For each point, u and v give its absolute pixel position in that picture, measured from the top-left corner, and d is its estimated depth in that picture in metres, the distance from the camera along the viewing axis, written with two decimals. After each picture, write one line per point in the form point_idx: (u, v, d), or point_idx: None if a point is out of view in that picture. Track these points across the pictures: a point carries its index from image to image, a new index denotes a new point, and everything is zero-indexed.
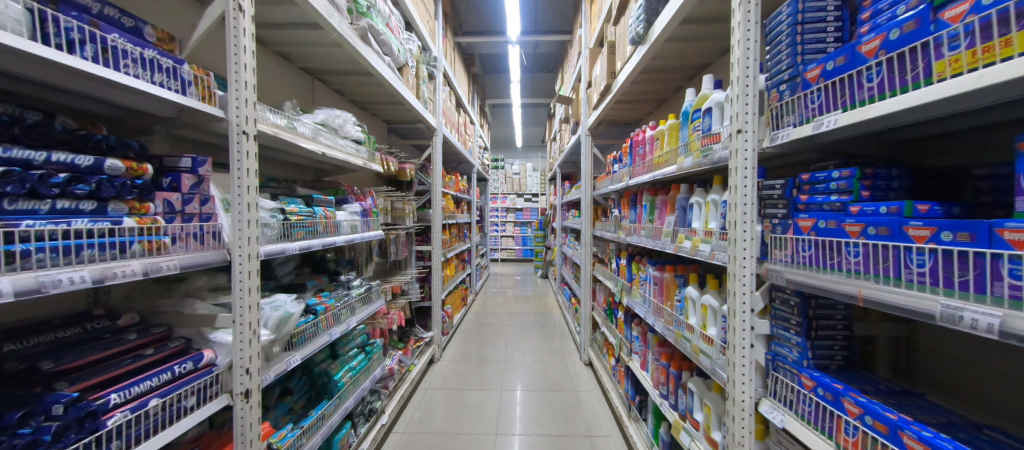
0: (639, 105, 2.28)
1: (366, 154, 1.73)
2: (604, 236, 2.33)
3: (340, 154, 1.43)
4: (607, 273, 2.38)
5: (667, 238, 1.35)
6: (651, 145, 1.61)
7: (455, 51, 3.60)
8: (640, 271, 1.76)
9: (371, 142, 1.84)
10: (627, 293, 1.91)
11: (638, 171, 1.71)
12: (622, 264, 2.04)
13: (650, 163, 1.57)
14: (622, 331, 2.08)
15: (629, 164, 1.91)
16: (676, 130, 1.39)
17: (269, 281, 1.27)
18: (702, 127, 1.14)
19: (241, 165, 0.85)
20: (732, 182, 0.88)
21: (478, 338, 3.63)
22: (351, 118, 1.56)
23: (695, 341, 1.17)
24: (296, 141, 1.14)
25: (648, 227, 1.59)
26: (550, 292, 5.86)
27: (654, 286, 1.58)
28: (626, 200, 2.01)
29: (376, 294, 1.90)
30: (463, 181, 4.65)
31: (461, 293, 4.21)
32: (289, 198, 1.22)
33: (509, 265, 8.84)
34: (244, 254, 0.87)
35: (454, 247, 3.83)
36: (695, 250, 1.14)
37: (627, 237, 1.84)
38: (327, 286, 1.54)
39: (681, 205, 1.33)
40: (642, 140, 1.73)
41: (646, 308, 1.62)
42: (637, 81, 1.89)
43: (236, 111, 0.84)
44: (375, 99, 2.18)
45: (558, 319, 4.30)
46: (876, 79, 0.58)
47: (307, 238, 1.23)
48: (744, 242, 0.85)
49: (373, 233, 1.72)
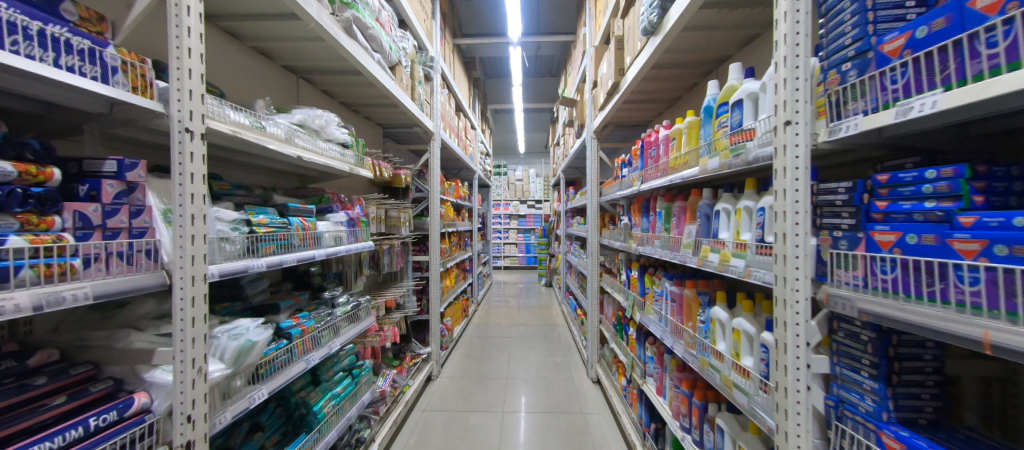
0: (648, 105, 2.14)
1: (354, 159, 1.59)
2: (612, 245, 2.17)
3: (321, 158, 1.29)
4: (616, 285, 2.21)
5: (687, 250, 1.19)
6: (666, 147, 1.45)
7: (455, 53, 3.50)
8: (655, 286, 1.58)
9: (360, 145, 1.71)
10: (640, 309, 1.73)
11: (651, 175, 1.56)
12: (633, 277, 1.87)
13: (664, 166, 1.41)
14: (633, 350, 1.90)
15: (639, 167, 1.75)
16: (696, 128, 1.24)
17: (236, 302, 1.13)
18: (731, 123, 0.99)
19: (183, 169, 0.71)
20: (779, 185, 0.72)
21: (479, 352, 3.46)
22: (334, 118, 1.42)
23: (726, 373, 1.00)
24: (266, 143, 1.00)
25: (662, 238, 1.43)
26: (555, 302, 5.68)
27: (671, 304, 1.40)
28: (636, 207, 1.85)
29: (365, 311, 1.75)
30: (464, 188, 4.52)
31: (461, 305, 4.00)
32: (258, 208, 1.09)
33: (512, 273, 8.67)
34: (188, 276, 0.72)
35: (454, 256, 3.68)
36: (725, 266, 0.97)
37: (638, 247, 1.68)
38: (307, 305, 1.39)
39: (703, 213, 1.17)
40: (654, 142, 1.58)
41: (663, 327, 1.44)
42: (647, 79, 1.75)
43: (177, 104, 0.70)
44: (367, 101, 2.07)
45: (563, 331, 4.11)
46: (1002, 43, 0.41)
47: (280, 253, 1.09)
48: (796, 259, 0.69)
49: (360, 245, 1.58)
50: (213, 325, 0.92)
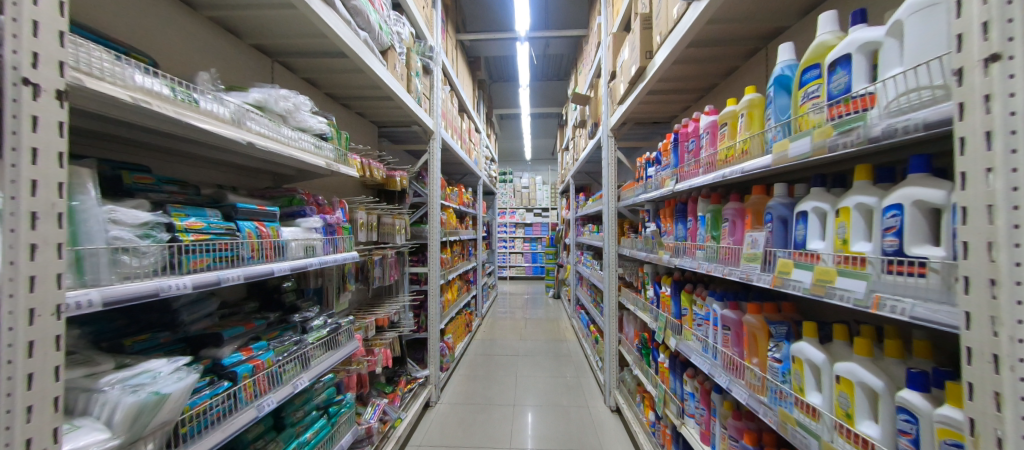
0: (674, 97, 1.89)
1: (334, 153, 1.37)
2: (635, 254, 1.91)
3: (284, 148, 1.06)
4: (639, 303, 1.91)
5: (753, 265, 0.90)
6: (709, 136, 1.18)
7: (458, 50, 3.30)
8: (698, 305, 1.29)
9: (343, 139, 1.48)
10: (676, 332, 1.43)
11: (689, 172, 1.29)
12: (664, 294, 1.57)
13: (712, 159, 1.13)
14: (664, 380, 1.58)
15: (671, 164, 1.48)
16: (759, 107, 0.95)
17: (163, 332, 0.88)
18: (827, 91, 0.71)
19: (17, 141, 0.45)
20: (961, 163, 0.43)
21: (482, 373, 3.15)
22: (305, 102, 1.20)
23: (827, 439, 0.68)
24: (197, 121, 0.77)
25: (708, 248, 1.15)
26: (564, 315, 5.33)
27: (724, 332, 1.10)
28: (667, 212, 1.58)
29: (346, 334, 1.49)
30: (467, 195, 4.30)
31: (463, 319, 3.68)
32: (190, 209, 0.86)
33: (518, 283, 8.35)
34: (23, 309, 0.46)
35: (456, 266, 3.42)
36: (823, 289, 0.68)
37: (672, 259, 1.40)
38: (267, 333, 1.14)
39: (771, 217, 0.89)
40: (691, 132, 1.32)
41: (711, 360, 1.14)
42: (679, 61, 1.48)
43: (12, 41, 0.45)
44: (354, 90, 1.85)
45: (574, 347, 3.77)
46: None
47: (218, 268, 0.85)
48: (1017, 287, 0.39)
49: (339, 256, 1.34)
50: (105, 371, 0.66)
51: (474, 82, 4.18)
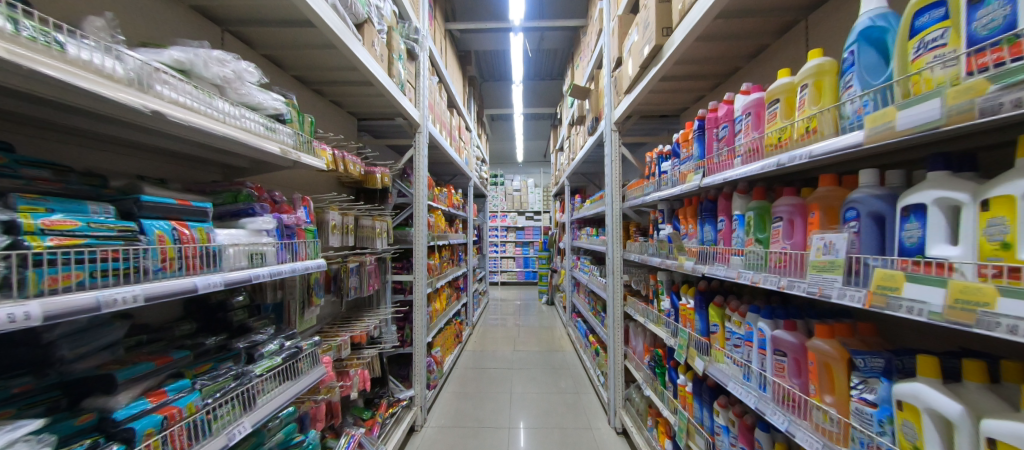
0: (688, 85, 1.71)
1: (295, 139, 1.13)
2: (645, 260, 1.71)
3: (216, 125, 0.81)
4: (650, 315, 1.70)
5: (832, 276, 0.69)
6: (751, 118, 0.98)
7: (447, 41, 3.09)
8: (734, 322, 1.08)
9: (304, 123, 1.23)
10: (704, 353, 1.21)
11: (723, 163, 1.10)
12: (684, 306, 1.37)
13: (757, 145, 0.94)
14: (686, 406, 1.36)
15: (694, 155, 1.28)
16: (830, 75, 0.75)
17: (21, 378, 0.62)
18: (966, 34, 0.50)
19: None
20: None
21: (473, 389, 2.89)
22: (250, 70, 0.94)
23: None
24: (71, 77, 0.53)
25: (751, 254, 0.95)
26: (559, 322, 5.10)
27: (778, 358, 0.89)
28: (687, 211, 1.38)
29: (309, 360, 1.22)
30: (457, 196, 4.06)
31: (453, 329, 3.42)
32: (62, 201, 0.61)
33: (510, 289, 8.10)
34: None
35: (445, 273, 3.16)
36: (970, 315, 0.46)
37: (697, 265, 1.20)
38: (193, 367, 0.86)
39: (856, 215, 0.68)
40: (723, 117, 1.13)
41: (755, 390, 0.93)
42: (701, 39, 1.29)
43: None
44: (326, 72, 1.62)
45: (571, 358, 3.54)
46: None
47: (99, 286, 0.59)
48: None
49: (300, 265, 1.09)
50: None
51: (465, 78, 3.97)
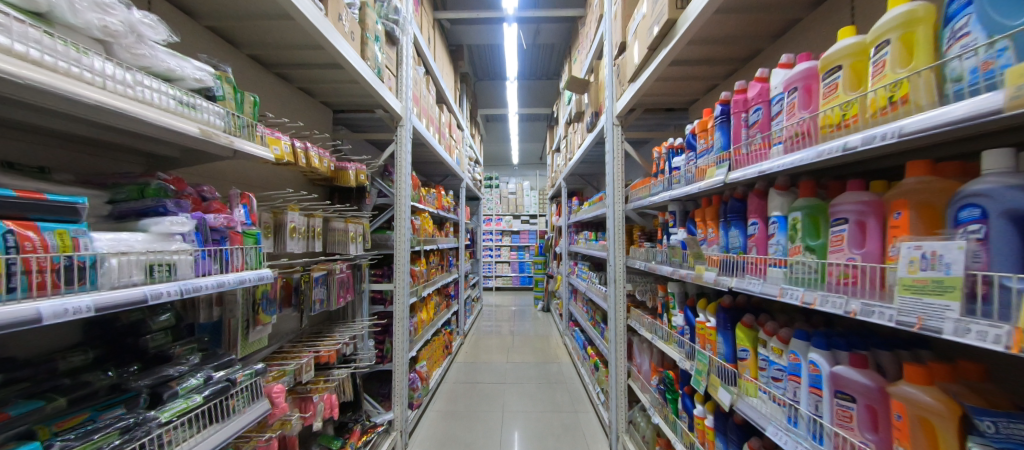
0: (701, 72, 1.51)
1: (228, 121, 0.90)
2: (652, 268, 1.50)
3: (84, 89, 0.57)
4: (659, 331, 1.49)
5: (942, 302, 0.49)
6: (798, 95, 0.78)
7: (435, 31, 2.89)
8: (771, 350, 0.87)
9: (243, 103, 1.00)
10: (730, 383, 1.00)
11: (759, 153, 0.90)
12: (702, 323, 1.16)
13: (809, 127, 0.74)
14: (704, 443, 1.15)
15: (715, 146, 1.08)
16: (927, 26, 0.56)
17: None
18: None
19: None
20: None
21: (462, 407, 2.64)
22: (148, 22, 0.70)
23: None
24: None
25: (800, 266, 0.75)
26: (555, 329, 4.86)
27: (842, 404, 0.68)
28: (704, 213, 1.18)
29: (245, 395, 0.95)
30: (448, 198, 3.85)
31: (441, 340, 3.18)
32: None
33: (505, 295, 7.86)
34: None
35: (432, 280, 2.93)
36: None
37: (724, 278, 1.00)
38: (55, 422, 0.62)
39: (981, 216, 0.48)
40: (755, 98, 0.93)
41: (804, 440, 0.72)
42: (724, 10, 1.10)
43: None
44: (289, 51, 1.40)
45: (568, 370, 3.31)
46: None
47: None
48: None
49: (229, 277, 0.87)
50: None
51: (456, 73, 3.78)
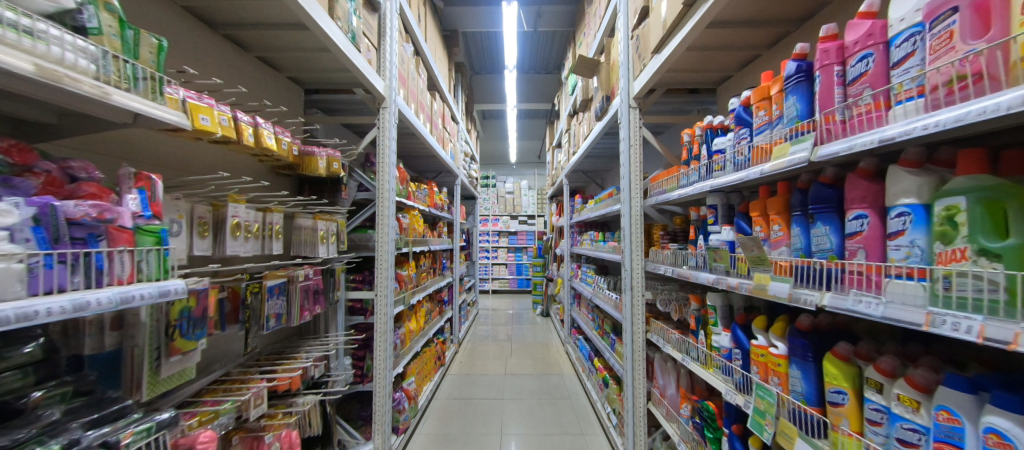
0: (746, 38, 1.24)
1: (106, 67, 0.62)
2: (682, 274, 1.23)
3: None
4: (692, 351, 1.22)
5: None
6: (957, 19, 0.49)
7: (427, 9, 2.63)
8: (893, 398, 0.60)
9: (136, 42, 0.70)
10: (812, 435, 0.73)
11: (874, 117, 0.61)
12: (764, 349, 0.88)
13: (988, 63, 0.44)
14: None
15: (786, 116, 0.81)
16: None
17: None
18: None
19: None
20: None
21: (455, 427, 2.36)
22: None
23: None
24: None
25: (967, 280, 0.47)
26: (555, 336, 4.59)
27: None
28: (764, 205, 0.91)
29: None
30: (441, 196, 3.58)
31: (432, 350, 2.90)
32: None
33: (501, 298, 7.58)
34: None
35: (423, 285, 2.65)
36: None
37: (807, 294, 0.72)
38: None
39: None
40: (860, 41, 0.65)
41: None
42: None
43: None
44: (234, 7, 1.12)
45: (571, 383, 3.04)
46: None
47: None
48: None
49: (101, 295, 0.57)
50: None
51: (451, 61, 3.53)
